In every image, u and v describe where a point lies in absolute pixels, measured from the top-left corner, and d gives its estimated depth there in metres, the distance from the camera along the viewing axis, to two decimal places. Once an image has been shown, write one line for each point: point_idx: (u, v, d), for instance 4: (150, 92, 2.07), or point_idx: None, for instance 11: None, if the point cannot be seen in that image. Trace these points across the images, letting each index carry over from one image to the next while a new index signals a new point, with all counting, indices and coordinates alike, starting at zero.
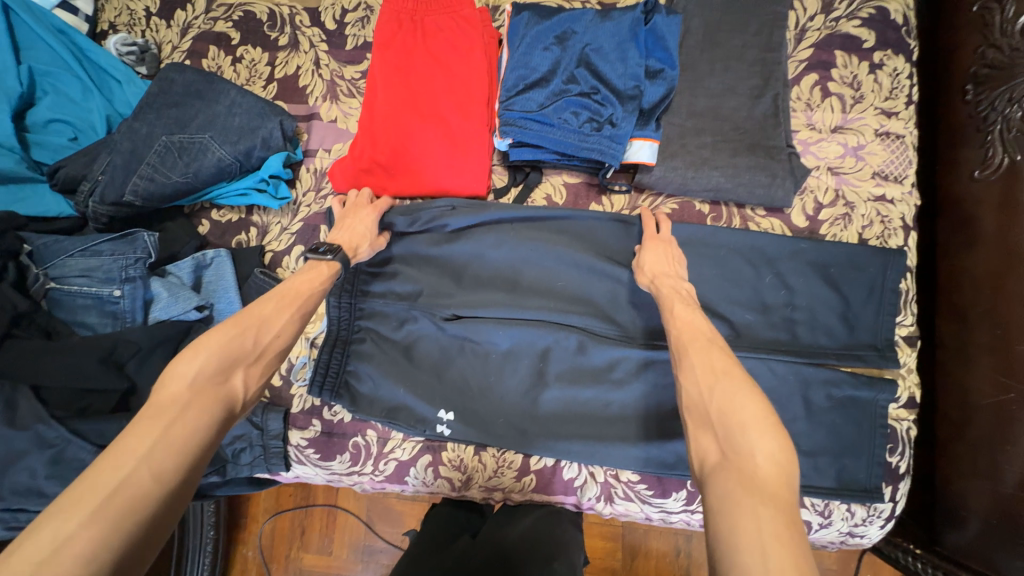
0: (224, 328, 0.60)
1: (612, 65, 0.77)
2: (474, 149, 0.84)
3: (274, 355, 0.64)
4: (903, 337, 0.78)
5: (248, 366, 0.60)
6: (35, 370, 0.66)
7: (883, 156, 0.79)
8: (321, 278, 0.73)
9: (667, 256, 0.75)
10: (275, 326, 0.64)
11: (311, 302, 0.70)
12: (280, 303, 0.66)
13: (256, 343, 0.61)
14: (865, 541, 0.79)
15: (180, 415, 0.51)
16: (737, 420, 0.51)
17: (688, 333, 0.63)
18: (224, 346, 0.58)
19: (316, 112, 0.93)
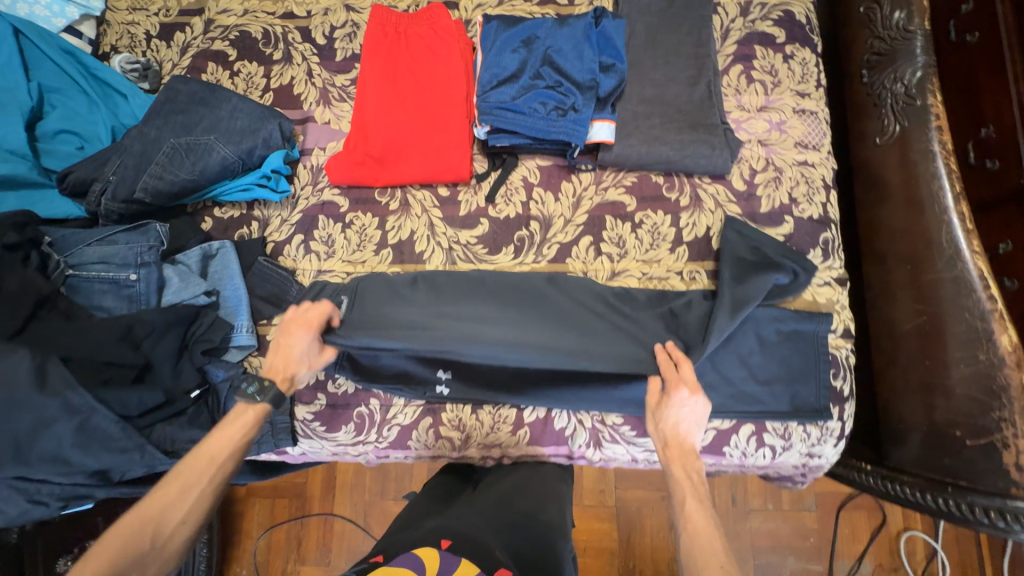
0: (124, 530, 0.65)
1: (571, 62, 0.91)
2: (457, 139, 0.94)
3: (178, 544, 0.67)
4: (834, 278, 0.90)
5: (145, 565, 0.64)
6: (60, 344, 0.74)
7: (802, 129, 0.95)
8: (246, 428, 0.76)
9: (677, 419, 0.78)
10: (179, 514, 0.68)
11: (221, 474, 0.73)
12: (184, 485, 0.70)
13: (157, 537, 0.66)
14: (823, 461, 0.89)
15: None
16: None
17: (700, 548, 0.67)
18: (125, 544, 0.64)
19: (310, 115, 1.03)
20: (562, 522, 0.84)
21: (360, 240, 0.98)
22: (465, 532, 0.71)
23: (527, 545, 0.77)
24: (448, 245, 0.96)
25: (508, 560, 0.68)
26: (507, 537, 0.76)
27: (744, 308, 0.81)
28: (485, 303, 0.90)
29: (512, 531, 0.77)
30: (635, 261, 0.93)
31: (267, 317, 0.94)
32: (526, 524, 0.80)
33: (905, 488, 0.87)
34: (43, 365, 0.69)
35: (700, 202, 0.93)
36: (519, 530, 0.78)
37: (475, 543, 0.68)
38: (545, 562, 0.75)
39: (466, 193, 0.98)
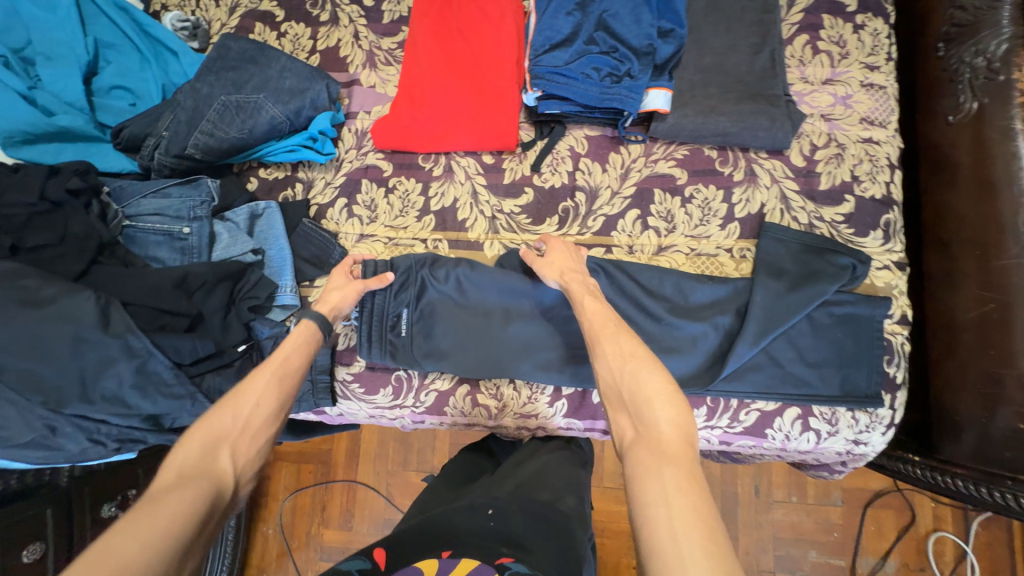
0: (207, 419, 0.60)
1: (628, 26, 0.88)
2: (504, 105, 0.92)
3: (261, 426, 0.63)
4: (894, 262, 0.86)
5: (234, 441, 0.60)
6: (121, 289, 0.78)
7: (869, 104, 0.90)
8: (302, 341, 0.75)
9: (568, 254, 0.84)
10: (252, 399, 0.64)
11: (293, 373, 0.71)
12: (255, 382, 0.67)
13: (240, 417, 0.62)
14: (869, 450, 0.87)
15: (169, 490, 0.50)
16: (645, 396, 0.60)
17: (597, 322, 0.70)
18: (208, 430, 0.59)
19: (356, 78, 1.02)
20: (580, 509, 0.80)
21: (402, 206, 0.97)
22: (467, 530, 0.68)
23: (552, 531, 0.71)
24: (491, 214, 0.95)
25: (518, 547, 0.65)
26: (531, 521, 0.71)
27: (772, 330, 0.81)
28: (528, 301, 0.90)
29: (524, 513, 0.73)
30: (683, 237, 0.90)
31: (310, 278, 0.95)
32: (542, 509, 0.75)
33: (959, 480, 0.84)
34: (108, 309, 0.72)
35: (756, 177, 0.89)
36: (534, 513, 0.74)
37: (478, 542, 0.65)
38: (568, 545, 0.70)
39: (511, 162, 0.96)
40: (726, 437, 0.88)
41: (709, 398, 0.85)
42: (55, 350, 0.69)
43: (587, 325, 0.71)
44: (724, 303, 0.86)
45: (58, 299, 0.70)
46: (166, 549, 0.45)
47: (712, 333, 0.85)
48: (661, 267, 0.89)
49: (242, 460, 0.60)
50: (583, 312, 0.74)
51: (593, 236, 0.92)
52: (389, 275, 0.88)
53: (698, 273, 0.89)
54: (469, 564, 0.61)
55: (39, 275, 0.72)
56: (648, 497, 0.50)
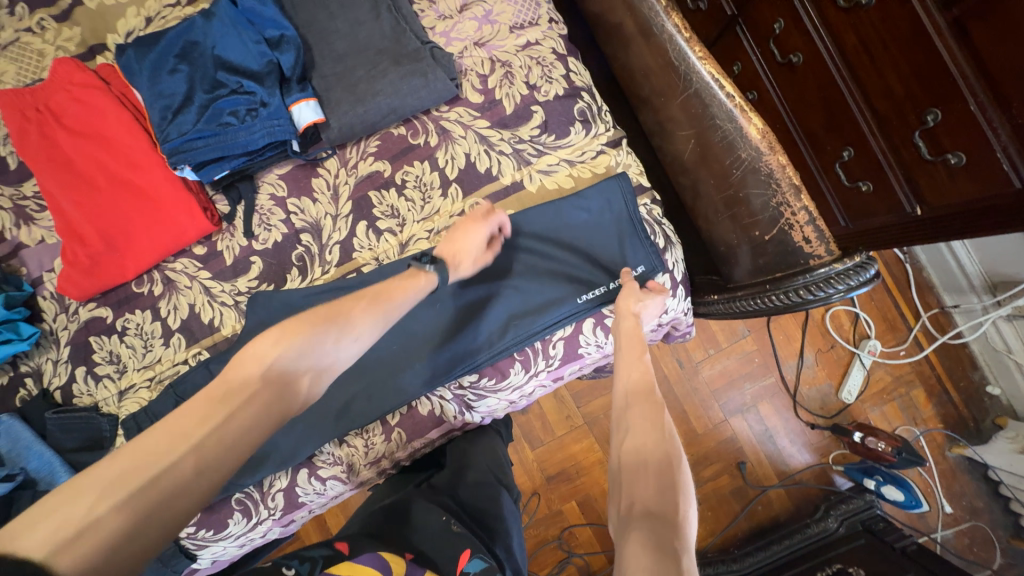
0: (315, 314, 0.62)
1: (238, 53, 0.80)
2: (171, 195, 0.83)
3: (346, 362, 0.63)
4: (605, 144, 0.88)
5: (324, 368, 0.61)
6: None
7: (511, 10, 0.88)
8: (414, 288, 0.72)
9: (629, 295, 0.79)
10: (357, 325, 0.64)
11: (402, 304, 0.69)
12: (371, 299, 0.67)
13: (335, 346, 0.61)
14: (673, 314, 0.91)
15: (246, 406, 0.53)
16: (666, 474, 0.57)
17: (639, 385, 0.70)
18: (307, 340, 0.59)
19: (19, 242, 0.89)
20: (498, 482, 0.89)
21: (144, 341, 0.89)
22: (416, 528, 0.72)
23: (480, 508, 0.83)
24: (233, 300, 0.88)
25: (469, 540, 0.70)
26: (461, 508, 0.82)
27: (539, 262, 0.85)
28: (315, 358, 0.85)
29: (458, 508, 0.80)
30: (416, 224, 0.87)
31: (95, 463, 0.87)
32: (472, 487, 0.86)
33: (744, 302, 0.86)
34: None
35: (449, 132, 0.87)
36: (466, 506, 0.83)
37: (438, 543, 0.69)
38: (491, 524, 0.81)
39: (224, 241, 0.89)
40: (553, 374, 0.90)
41: (518, 352, 0.87)
42: None
43: (621, 396, 0.70)
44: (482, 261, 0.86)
45: None
46: (215, 478, 0.49)
47: (487, 296, 0.85)
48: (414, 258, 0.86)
49: (311, 394, 0.61)
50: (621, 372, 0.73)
51: (337, 265, 0.88)
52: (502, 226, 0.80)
53: None
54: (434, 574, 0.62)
55: None
56: (642, 549, 0.47)
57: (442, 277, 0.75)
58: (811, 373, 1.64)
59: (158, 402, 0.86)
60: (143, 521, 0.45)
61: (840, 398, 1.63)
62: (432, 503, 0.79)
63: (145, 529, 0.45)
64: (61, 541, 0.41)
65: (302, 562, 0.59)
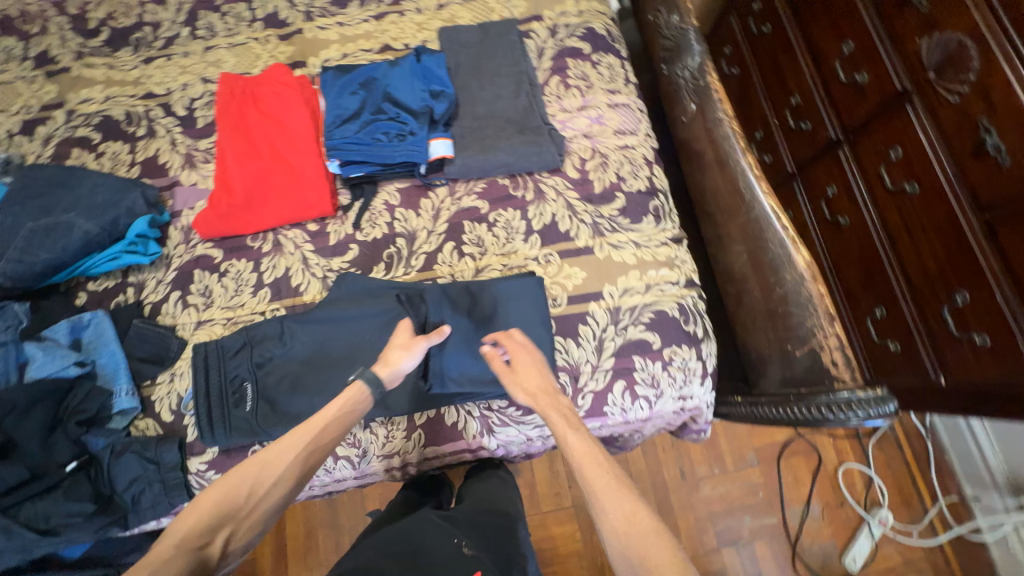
0: (233, 478, 0.69)
1: (406, 94, 1.03)
2: (312, 177, 1.01)
3: (273, 501, 0.71)
4: (670, 238, 1.02)
5: (238, 522, 0.68)
6: None
7: (618, 119, 1.10)
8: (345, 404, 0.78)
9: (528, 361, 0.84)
10: (279, 473, 0.71)
11: (321, 444, 0.75)
12: (286, 446, 0.73)
13: (252, 494, 0.69)
14: (698, 402, 0.97)
15: (162, 570, 0.59)
16: (654, 564, 0.60)
17: (589, 464, 0.70)
18: (228, 496, 0.68)
19: (177, 180, 1.08)
20: (516, 517, 0.90)
21: (236, 285, 1.01)
22: (428, 551, 0.72)
23: (496, 536, 0.82)
24: (323, 274, 1.02)
25: (481, 563, 0.71)
26: (476, 531, 0.81)
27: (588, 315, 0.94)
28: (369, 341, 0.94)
29: (473, 531, 0.80)
30: (495, 256, 1.01)
31: (150, 377, 0.95)
32: (487, 515, 0.87)
33: (766, 408, 0.94)
34: None
35: (543, 193, 1.04)
36: (484, 529, 0.83)
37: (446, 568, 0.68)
38: (509, 552, 0.80)
39: (334, 225, 1.04)
40: None
41: None
42: None
43: (587, 475, 0.69)
44: None
45: None
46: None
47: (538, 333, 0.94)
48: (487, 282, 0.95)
49: (235, 543, 0.68)
50: (571, 454, 0.72)
51: (417, 271, 1.01)
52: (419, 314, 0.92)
53: None
54: None
55: None
56: None
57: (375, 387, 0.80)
58: (815, 525, 1.58)
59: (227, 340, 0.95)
60: None
61: (842, 563, 1.53)
62: (444, 525, 0.79)
63: None
64: None
65: None
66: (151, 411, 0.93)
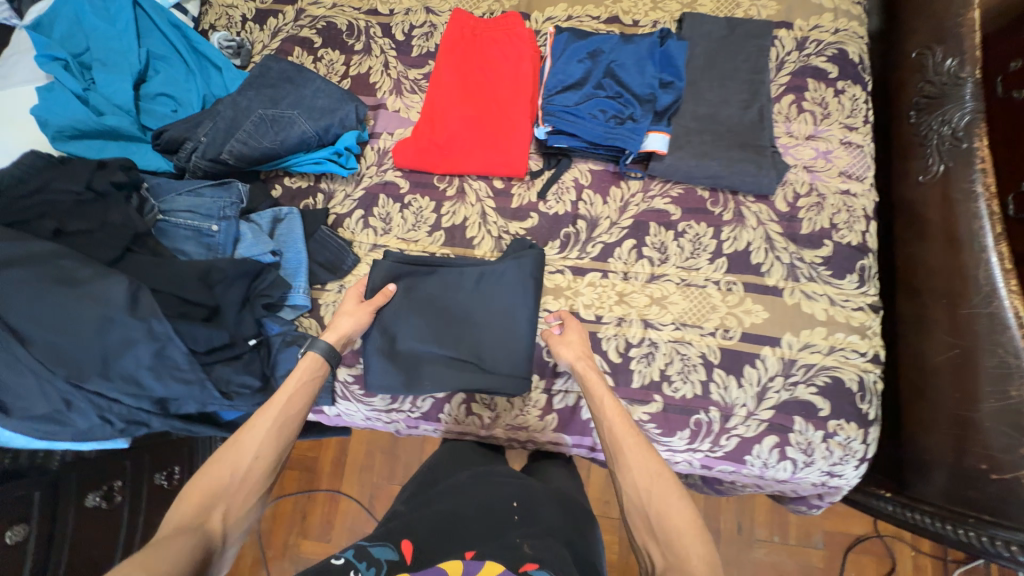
0: (214, 463, 0.70)
1: (632, 76, 0.98)
2: (518, 137, 1.01)
3: (259, 477, 0.72)
4: (868, 304, 0.92)
5: (230, 498, 0.68)
6: (153, 278, 0.83)
7: (847, 160, 0.99)
8: (303, 379, 0.82)
9: (578, 342, 0.88)
10: (255, 448, 0.73)
11: (290, 417, 0.78)
12: (260, 425, 0.75)
13: (236, 473, 0.70)
14: (844, 483, 0.90)
15: (163, 549, 0.59)
16: (675, 526, 0.65)
17: (621, 431, 0.75)
18: (213, 479, 0.68)
19: (383, 103, 1.11)
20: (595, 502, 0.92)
21: (415, 221, 1.03)
22: (486, 531, 0.71)
23: (575, 536, 0.78)
24: (498, 234, 1.01)
25: (540, 554, 0.66)
26: (558, 519, 0.79)
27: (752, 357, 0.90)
28: (494, 311, 0.94)
29: (552, 519, 0.78)
30: (675, 267, 0.96)
31: (322, 282, 0.99)
32: (568, 511, 0.83)
33: (924, 516, 0.89)
34: (138, 293, 0.75)
35: (743, 218, 0.97)
36: (565, 521, 0.80)
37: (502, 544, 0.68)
38: (586, 556, 0.76)
39: (520, 188, 1.03)
40: (707, 460, 0.91)
41: (692, 421, 0.90)
42: (83, 328, 0.73)
43: (623, 446, 0.74)
44: (708, 329, 0.93)
45: (92, 282, 0.75)
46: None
47: (699, 360, 0.91)
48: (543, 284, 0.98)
49: (234, 519, 0.68)
50: (603, 415, 0.78)
51: (591, 258, 0.99)
52: (393, 288, 0.94)
53: (689, 303, 0.94)
54: (492, 569, 0.62)
55: (77, 257, 0.76)
56: None
57: (330, 361, 0.85)
58: None
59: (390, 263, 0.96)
60: None
61: None
62: (520, 507, 0.78)
63: None
64: None
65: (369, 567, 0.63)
66: (316, 313, 0.98)
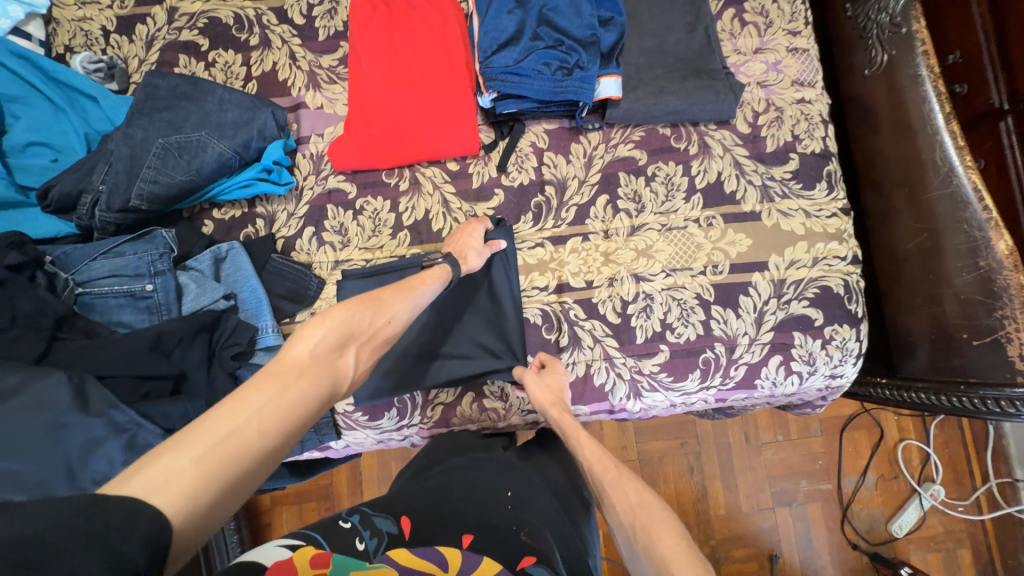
0: (350, 305, 0.65)
1: (569, 19, 0.90)
2: (463, 109, 0.92)
3: (383, 340, 0.68)
4: (839, 209, 0.94)
5: (360, 347, 0.64)
6: (94, 362, 0.72)
7: (797, 67, 0.97)
8: (439, 280, 0.77)
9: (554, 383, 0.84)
10: (390, 314, 0.69)
11: (424, 295, 0.74)
12: (396, 293, 0.71)
13: (372, 328, 0.66)
14: (845, 381, 0.94)
15: (296, 380, 0.55)
16: (658, 542, 0.62)
17: (598, 464, 0.75)
18: (350, 322, 0.63)
19: (301, 101, 0.98)
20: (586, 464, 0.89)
21: (374, 225, 0.95)
22: (484, 509, 0.67)
23: (566, 514, 0.74)
24: (466, 220, 0.94)
25: (537, 542, 0.62)
26: (553, 497, 0.75)
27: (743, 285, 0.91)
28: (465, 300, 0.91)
29: (550, 498, 0.73)
30: (653, 215, 0.94)
31: (289, 315, 0.90)
32: (563, 490, 0.79)
33: (921, 393, 0.94)
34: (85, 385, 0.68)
35: (709, 148, 0.95)
36: (558, 499, 0.76)
37: (500, 524, 0.64)
38: (579, 537, 0.73)
39: (477, 166, 0.96)
40: (721, 394, 0.93)
41: (700, 361, 0.90)
42: (32, 442, 0.65)
43: (601, 473, 0.74)
44: (698, 269, 0.92)
45: (27, 387, 0.66)
46: (278, 440, 0.51)
47: (695, 301, 0.91)
48: (521, 264, 0.94)
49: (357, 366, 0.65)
50: (585, 455, 0.78)
51: (568, 223, 0.94)
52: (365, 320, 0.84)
53: (674, 247, 0.93)
54: (491, 567, 0.59)
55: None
56: None
57: (455, 272, 0.80)
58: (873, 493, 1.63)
59: (354, 284, 0.88)
60: (233, 458, 0.47)
61: (887, 530, 1.38)
62: (518, 478, 0.75)
63: (222, 486, 0.45)
64: (158, 483, 0.42)
65: (371, 535, 0.60)
66: None
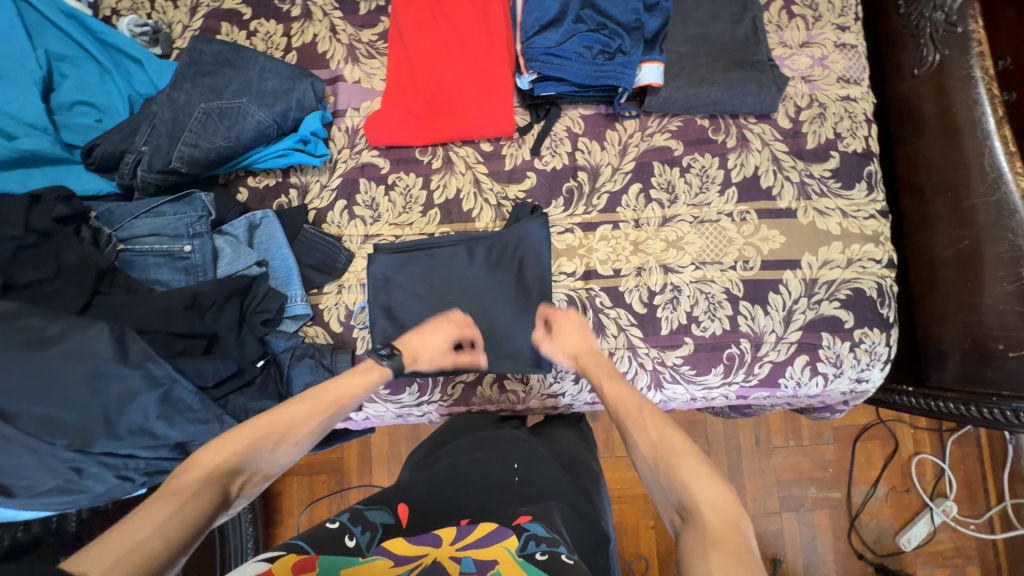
0: (254, 428, 0.67)
1: (613, 3, 0.89)
2: (501, 90, 0.92)
3: (287, 458, 0.69)
4: (878, 211, 0.92)
5: (255, 470, 0.65)
6: (132, 317, 0.74)
7: (844, 63, 0.94)
8: (369, 383, 0.78)
9: (578, 331, 0.86)
10: (300, 431, 0.70)
11: (340, 409, 0.75)
12: (313, 410, 0.72)
13: (274, 448, 0.67)
14: (870, 386, 0.93)
15: (188, 501, 0.56)
16: (682, 476, 0.63)
17: (621, 402, 0.76)
18: (251, 442, 0.65)
19: (340, 74, 0.98)
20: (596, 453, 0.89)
21: (405, 202, 0.95)
22: (483, 492, 0.67)
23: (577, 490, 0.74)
24: (496, 202, 0.94)
25: (535, 509, 0.62)
26: (562, 472, 0.75)
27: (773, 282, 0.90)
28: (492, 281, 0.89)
29: (557, 473, 0.73)
30: (686, 206, 0.93)
31: (318, 285, 0.91)
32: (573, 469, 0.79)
33: (949, 403, 0.92)
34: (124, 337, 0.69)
35: (747, 141, 0.93)
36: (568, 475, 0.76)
37: (497, 500, 0.66)
38: (591, 512, 0.72)
39: (510, 148, 0.96)
40: (743, 391, 0.92)
41: (724, 356, 0.90)
42: (70, 390, 0.66)
43: (627, 410, 0.74)
44: (728, 264, 0.91)
45: (67, 337, 0.67)
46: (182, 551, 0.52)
47: (723, 296, 0.90)
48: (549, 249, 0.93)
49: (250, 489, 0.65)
50: (609, 394, 0.78)
51: (599, 209, 0.94)
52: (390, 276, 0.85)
53: (704, 240, 0.92)
54: (486, 527, 0.58)
55: (40, 312, 0.69)
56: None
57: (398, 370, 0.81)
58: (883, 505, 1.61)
59: (385, 259, 0.90)
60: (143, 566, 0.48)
61: (896, 542, 1.37)
62: (519, 456, 0.75)
63: None
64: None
65: (363, 531, 0.59)
66: (320, 319, 0.90)
